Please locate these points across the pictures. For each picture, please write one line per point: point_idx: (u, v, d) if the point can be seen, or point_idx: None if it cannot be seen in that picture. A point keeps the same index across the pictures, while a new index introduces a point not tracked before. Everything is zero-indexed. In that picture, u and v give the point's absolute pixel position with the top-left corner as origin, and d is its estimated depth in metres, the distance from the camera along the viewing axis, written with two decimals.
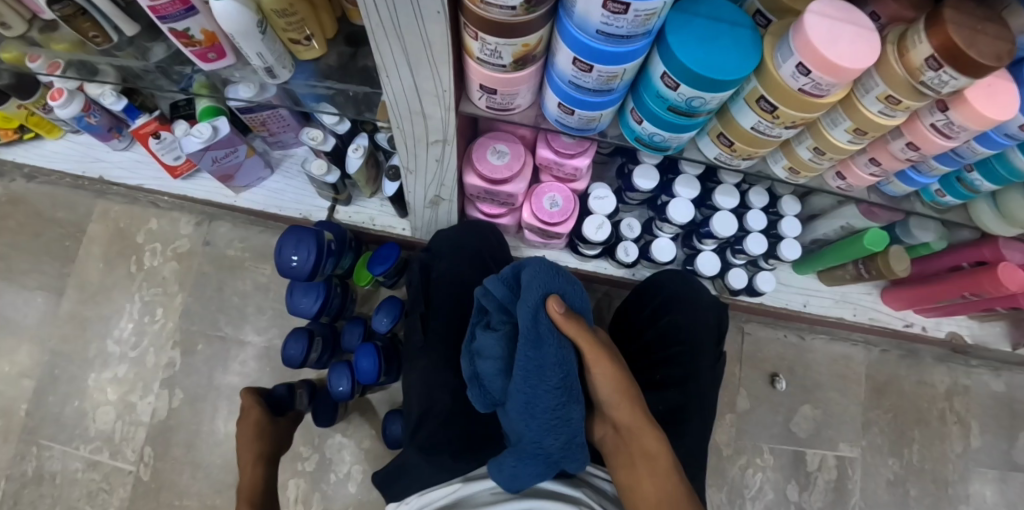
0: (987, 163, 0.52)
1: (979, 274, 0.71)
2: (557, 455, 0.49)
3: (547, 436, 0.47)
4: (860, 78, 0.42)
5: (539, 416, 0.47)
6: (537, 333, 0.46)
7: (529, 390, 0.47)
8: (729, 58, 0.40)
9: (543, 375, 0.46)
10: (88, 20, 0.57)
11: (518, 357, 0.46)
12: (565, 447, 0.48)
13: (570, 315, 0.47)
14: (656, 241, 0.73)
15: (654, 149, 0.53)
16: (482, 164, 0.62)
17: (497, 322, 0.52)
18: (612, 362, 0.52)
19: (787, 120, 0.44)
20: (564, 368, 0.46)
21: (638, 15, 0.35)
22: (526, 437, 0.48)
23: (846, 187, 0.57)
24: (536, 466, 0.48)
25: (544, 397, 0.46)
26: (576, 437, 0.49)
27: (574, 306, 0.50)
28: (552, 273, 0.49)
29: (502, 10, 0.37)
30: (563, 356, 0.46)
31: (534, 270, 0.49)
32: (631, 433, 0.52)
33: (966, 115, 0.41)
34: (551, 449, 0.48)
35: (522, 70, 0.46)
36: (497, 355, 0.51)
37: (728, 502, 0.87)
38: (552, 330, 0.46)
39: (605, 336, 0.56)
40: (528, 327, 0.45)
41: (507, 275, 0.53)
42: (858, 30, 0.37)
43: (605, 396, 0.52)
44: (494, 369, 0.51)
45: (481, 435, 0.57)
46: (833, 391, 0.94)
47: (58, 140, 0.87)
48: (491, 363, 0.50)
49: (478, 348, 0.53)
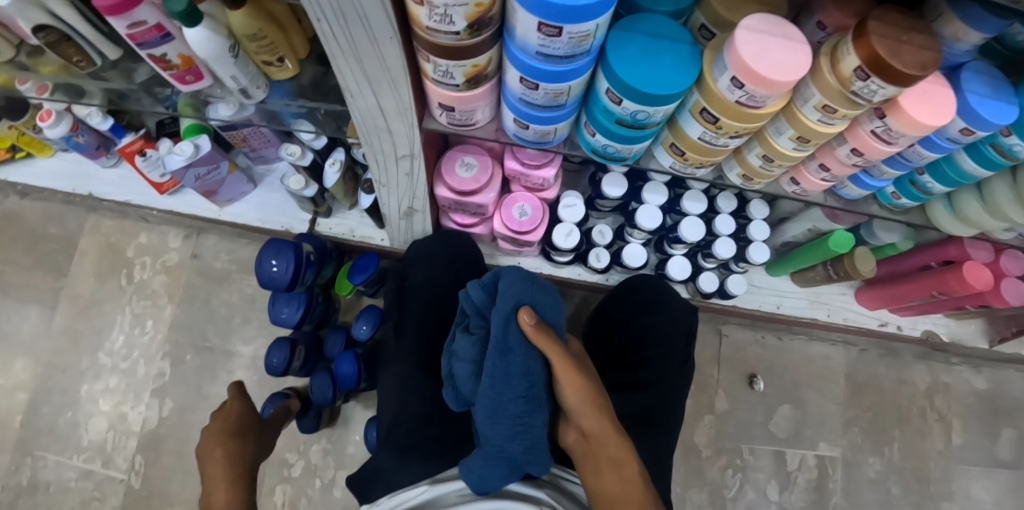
0: (937, 166, 0.54)
1: (945, 272, 0.72)
2: (521, 460, 0.51)
3: (512, 440, 0.49)
4: (799, 88, 0.44)
5: (502, 417, 0.48)
6: (504, 342, 0.48)
7: (496, 396, 0.49)
8: (667, 73, 0.42)
9: (509, 382, 0.48)
10: (72, 46, 0.59)
11: (489, 363, 0.48)
12: (529, 450, 0.50)
13: (541, 326, 0.48)
14: (627, 248, 0.75)
15: (610, 159, 0.55)
16: (452, 177, 0.65)
17: (473, 327, 0.55)
18: (582, 373, 0.52)
19: (730, 131, 0.45)
20: (530, 378, 0.48)
21: (572, 37, 0.37)
22: (491, 440, 0.50)
23: (801, 192, 0.59)
24: (501, 468, 0.50)
25: (509, 404, 0.48)
26: (539, 443, 0.50)
27: (547, 318, 0.51)
28: (528, 283, 0.51)
29: (447, 35, 0.40)
30: (530, 365, 0.48)
31: (511, 281, 0.51)
32: (596, 442, 0.51)
33: (902, 121, 0.43)
34: (515, 453, 0.50)
35: (476, 89, 0.48)
36: (472, 359, 0.53)
37: (709, 503, 0.88)
38: (520, 342, 0.48)
39: (577, 347, 0.57)
40: (498, 336, 0.48)
41: (487, 283, 0.55)
42: (789, 43, 0.39)
43: (574, 402, 0.51)
44: (467, 372, 0.53)
45: (450, 438, 0.59)
46: (812, 391, 0.95)
47: (49, 158, 0.90)
48: (465, 366, 0.53)
49: (455, 349, 0.56)
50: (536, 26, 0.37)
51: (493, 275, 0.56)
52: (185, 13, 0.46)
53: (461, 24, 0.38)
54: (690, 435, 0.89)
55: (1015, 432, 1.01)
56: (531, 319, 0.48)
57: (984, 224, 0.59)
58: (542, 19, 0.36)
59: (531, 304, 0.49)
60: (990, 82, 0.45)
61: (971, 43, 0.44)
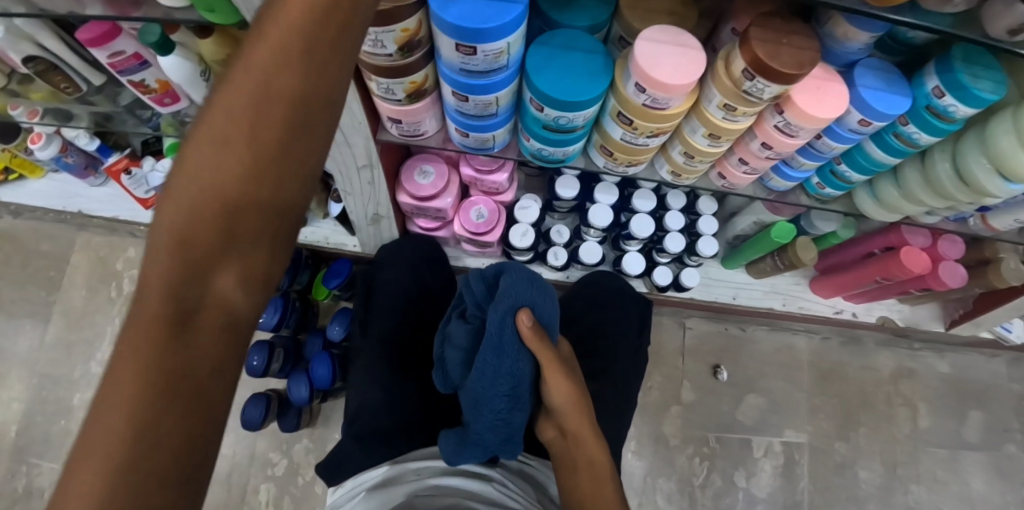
0: (852, 156, 0.58)
1: (886, 258, 0.75)
2: (495, 447, 0.57)
3: (489, 430, 0.55)
4: (703, 90, 0.49)
5: (483, 409, 0.54)
6: (499, 339, 0.51)
7: (482, 389, 0.53)
8: (582, 80, 0.47)
9: (497, 380, 0.52)
10: (60, 73, 0.65)
11: (483, 357, 0.52)
12: (505, 440, 0.56)
13: (536, 329, 0.51)
14: (584, 245, 0.79)
15: (547, 161, 0.60)
16: (412, 185, 0.69)
17: (469, 314, 0.59)
18: (573, 378, 0.55)
19: (646, 131, 0.50)
20: (516, 379, 0.52)
21: (487, 54, 0.42)
22: (473, 428, 0.56)
23: (729, 185, 0.63)
24: (475, 453, 0.57)
25: (492, 400, 0.53)
26: (514, 436, 0.56)
27: (542, 320, 0.53)
28: (530, 282, 0.53)
29: (381, 56, 0.44)
30: (519, 366, 0.52)
31: (514, 279, 0.53)
32: (575, 441, 0.55)
33: (797, 115, 0.47)
34: (490, 442, 0.56)
35: (417, 102, 0.53)
36: (463, 346, 0.57)
37: (677, 490, 0.90)
38: (514, 344, 0.51)
39: (565, 346, 0.60)
40: (493, 335, 0.51)
41: (485, 274, 0.59)
42: (684, 50, 0.44)
43: (562, 404, 0.54)
44: (457, 357, 0.58)
45: (406, 426, 0.65)
46: (776, 380, 0.98)
47: (40, 179, 0.95)
48: (456, 352, 0.57)
49: (449, 336, 0.59)
50: (454, 46, 0.42)
51: (495, 269, 0.59)
52: (159, 44, 0.53)
53: (392, 47, 0.43)
54: (657, 425, 0.93)
55: (982, 414, 1.01)
56: (528, 321, 0.51)
57: (904, 209, 0.63)
58: (458, 41, 0.41)
59: (530, 305, 0.52)
60: (884, 76, 0.49)
61: (861, 42, 0.48)
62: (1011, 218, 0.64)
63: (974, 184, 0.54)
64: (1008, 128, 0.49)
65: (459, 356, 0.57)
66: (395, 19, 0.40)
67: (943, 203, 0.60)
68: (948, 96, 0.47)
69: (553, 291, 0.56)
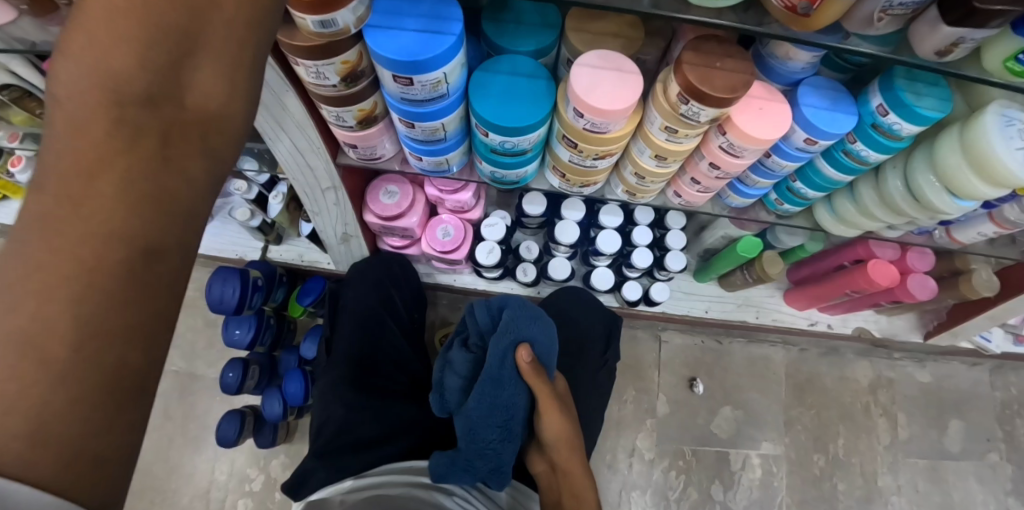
0: (805, 174, 0.59)
1: (854, 271, 0.75)
2: (485, 474, 0.58)
3: (485, 457, 0.56)
4: (646, 112, 0.50)
5: (484, 440, 0.56)
6: (501, 375, 0.54)
7: (476, 419, 0.55)
8: (525, 106, 0.48)
9: (496, 411, 0.55)
10: (35, 99, 0.69)
11: (482, 390, 0.54)
12: (495, 470, 0.57)
13: (533, 366, 0.54)
14: (553, 261, 0.80)
15: (503, 182, 0.61)
16: (378, 205, 0.70)
17: (472, 343, 0.60)
18: (567, 409, 0.59)
19: (591, 153, 0.51)
20: (509, 410, 0.55)
21: (425, 84, 0.43)
22: (463, 453, 0.57)
23: (686, 203, 0.64)
24: (463, 476, 0.58)
25: (486, 429, 0.55)
26: (502, 466, 0.57)
27: (540, 353, 0.57)
28: (530, 319, 0.56)
29: (325, 87, 0.45)
30: (518, 400, 0.55)
31: (517, 313, 0.56)
32: (562, 473, 0.57)
33: (738, 136, 0.48)
34: (481, 469, 0.57)
35: (370, 128, 0.54)
36: (462, 373, 0.59)
37: (652, 504, 0.90)
38: (515, 378, 0.55)
39: (562, 379, 0.62)
40: (493, 368, 0.54)
41: (484, 303, 0.60)
42: (621, 76, 0.45)
43: (556, 438, 0.57)
44: (457, 384, 0.59)
45: (369, 439, 0.66)
46: (753, 392, 0.97)
47: (24, 199, 0.97)
48: (456, 379, 0.58)
49: (450, 360, 0.61)
50: (392, 78, 0.43)
51: (500, 299, 0.60)
52: None
53: (335, 78, 0.44)
54: (633, 439, 0.93)
55: (962, 423, 0.99)
56: (526, 357, 0.54)
57: (862, 224, 0.63)
58: (396, 72, 0.42)
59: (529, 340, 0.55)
60: (828, 95, 0.50)
61: (802, 61, 0.49)
62: (975, 231, 0.63)
63: (925, 200, 0.54)
64: (954, 144, 0.49)
65: (458, 383, 0.58)
66: (334, 52, 0.41)
67: (900, 218, 0.60)
68: (891, 113, 0.47)
69: (552, 324, 0.59)
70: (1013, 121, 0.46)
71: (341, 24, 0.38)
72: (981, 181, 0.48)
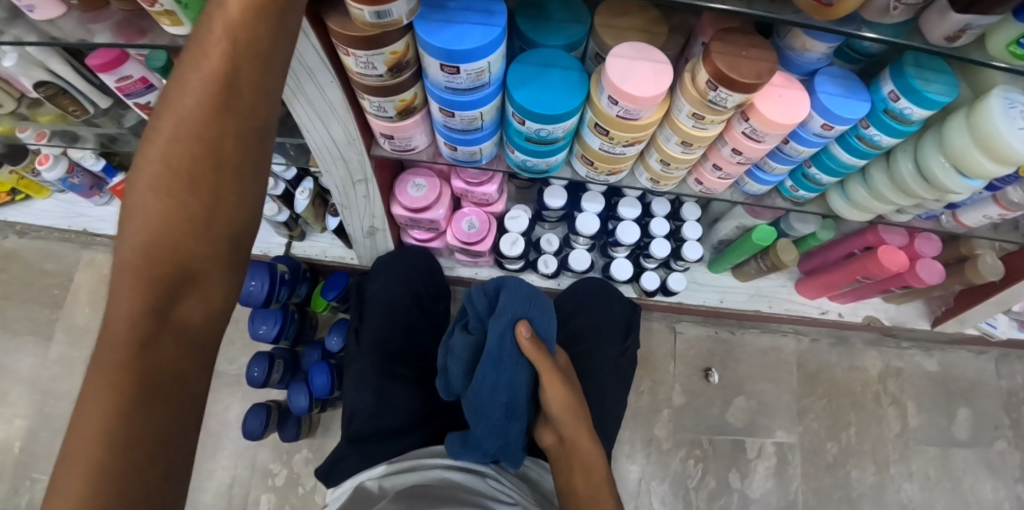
0: (820, 160, 0.61)
1: (865, 258, 0.78)
2: (496, 452, 0.59)
3: (493, 433, 0.58)
4: (674, 101, 0.52)
5: (492, 415, 0.56)
6: (498, 353, 0.54)
7: (482, 399, 0.56)
8: (561, 95, 0.50)
9: (501, 390, 0.55)
10: (68, 97, 0.68)
11: (483, 371, 0.55)
12: (503, 446, 0.59)
13: (533, 340, 0.54)
14: (573, 253, 0.82)
15: (532, 171, 0.64)
16: (406, 198, 0.73)
17: (472, 327, 0.60)
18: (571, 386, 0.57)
19: (621, 140, 0.54)
20: (514, 388, 0.55)
21: (470, 74, 0.46)
22: (476, 433, 0.58)
23: (707, 190, 0.67)
24: (477, 454, 0.60)
25: (492, 408, 0.56)
26: (512, 444, 0.59)
27: (541, 332, 0.57)
28: (526, 299, 0.57)
29: (372, 77, 0.48)
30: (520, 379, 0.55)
31: (512, 294, 0.57)
32: (569, 450, 0.55)
33: (761, 122, 0.51)
34: (490, 446, 0.59)
35: (408, 119, 0.56)
36: (464, 356, 0.59)
37: (671, 493, 0.92)
38: (513, 355, 0.54)
39: (564, 356, 0.61)
40: (494, 348, 0.54)
41: (487, 289, 0.61)
42: (653, 65, 0.48)
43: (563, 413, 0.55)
44: (460, 368, 0.60)
45: (397, 426, 0.67)
46: (766, 382, 1.00)
47: (46, 199, 0.98)
48: (458, 362, 0.59)
49: (451, 346, 0.61)
50: (439, 67, 0.45)
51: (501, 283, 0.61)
52: (164, 68, 0.58)
53: (383, 69, 0.47)
54: (650, 429, 0.95)
55: (970, 410, 1.02)
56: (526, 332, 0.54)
57: (873, 208, 0.66)
58: (443, 61, 0.44)
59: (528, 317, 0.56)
60: (843, 83, 0.53)
61: (818, 52, 0.52)
62: (980, 214, 0.66)
63: (934, 180, 0.57)
64: (962, 127, 0.52)
65: (461, 367, 0.59)
66: (384, 43, 0.44)
67: (909, 200, 0.63)
68: (903, 99, 0.50)
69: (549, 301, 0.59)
70: (1015, 104, 0.48)
71: (394, 15, 0.40)
72: (987, 159, 0.51)
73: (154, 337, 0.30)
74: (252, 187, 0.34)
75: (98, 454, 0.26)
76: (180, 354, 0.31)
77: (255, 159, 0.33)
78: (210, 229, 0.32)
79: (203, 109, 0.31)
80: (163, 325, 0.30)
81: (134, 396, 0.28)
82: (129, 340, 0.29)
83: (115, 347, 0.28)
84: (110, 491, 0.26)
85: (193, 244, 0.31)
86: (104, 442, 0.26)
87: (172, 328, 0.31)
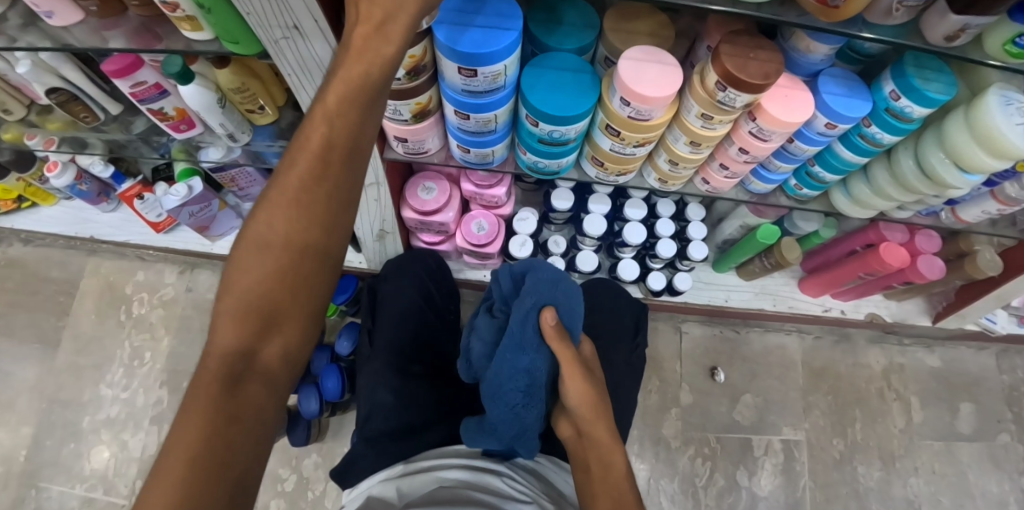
0: (823, 158, 0.63)
1: (867, 255, 0.79)
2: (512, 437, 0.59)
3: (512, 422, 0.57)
4: (683, 101, 0.54)
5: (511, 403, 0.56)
6: (519, 345, 0.54)
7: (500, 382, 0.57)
8: (573, 97, 0.52)
9: (520, 376, 0.55)
10: (79, 103, 0.68)
11: (503, 357, 0.55)
12: (518, 434, 0.58)
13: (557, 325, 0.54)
14: (580, 254, 0.84)
15: (543, 173, 0.65)
16: (417, 201, 0.74)
17: (496, 310, 0.62)
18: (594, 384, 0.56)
19: (632, 141, 0.55)
20: (531, 374, 0.54)
21: (486, 76, 0.47)
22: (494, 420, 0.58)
23: (714, 189, 0.68)
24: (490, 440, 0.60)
25: (509, 393, 0.56)
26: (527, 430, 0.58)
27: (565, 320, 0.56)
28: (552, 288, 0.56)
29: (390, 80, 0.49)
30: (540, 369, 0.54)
31: (538, 283, 0.57)
32: (587, 443, 0.54)
33: (768, 121, 0.52)
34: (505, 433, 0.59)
35: (422, 122, 0.57)
36: (488, 338, 0.61)
37: (681, 491, 0.92)
38: (534, 341, 0.54)
39: (590, 351, 0.60)
40: (516, 331, 0.54)
41: (515, 280, 0.61)
42: (663, 67, 0.49)
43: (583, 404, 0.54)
44: (482, 349, 0.61)
45: (412, 425, 0.67)
46: (771, 379, 1.01)
47: (52, 207, 0.99)
48: (482, 345, 0.61)
49: (477, 326, 0.63)
50: (456, 70, 0.46)
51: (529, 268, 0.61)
52: (179, 74, 0.57)
53: (401, 72, 0.48)
54: (658, 428, 0.96)
55: (973, 405, 1.03)
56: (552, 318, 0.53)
57: (875, 205, 0.68)
58: (460, 65, 0.45)
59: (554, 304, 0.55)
60: (846, 83, 0.54)
61: (821, 53, 0.53)
62: (979, 210, 0.67)
63: (935, 176, 0.58)
64: (960, 124, 0.53)
65: (484, 347, 0.60)
66: None
67: (910, 197, 0.64)
68: (903, 98, 0.51)
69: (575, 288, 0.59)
70: (1012, 101, 0.50)
71: None
72: (986, 154, 0.53)
73: (240, 376, 0.34)
74: (337, 253, 0.37)
75: (186, 466, 0.30)
76: (262, 390, 0.35)
77: (338, 233, 0.37)
78: (299, 290, 0.35)
79: (301, 190, 0.34)
80: (252, 371, 0.34)
81: (217, 425, 0.32)
82: (220, 379, 0.33)
83: (210, 379, 0.33)
84: (201, 504, 0.30)
85: (283, 298, 0.35)
86: (192, 459, 0.30)
87: (256, 369, 0.34)
